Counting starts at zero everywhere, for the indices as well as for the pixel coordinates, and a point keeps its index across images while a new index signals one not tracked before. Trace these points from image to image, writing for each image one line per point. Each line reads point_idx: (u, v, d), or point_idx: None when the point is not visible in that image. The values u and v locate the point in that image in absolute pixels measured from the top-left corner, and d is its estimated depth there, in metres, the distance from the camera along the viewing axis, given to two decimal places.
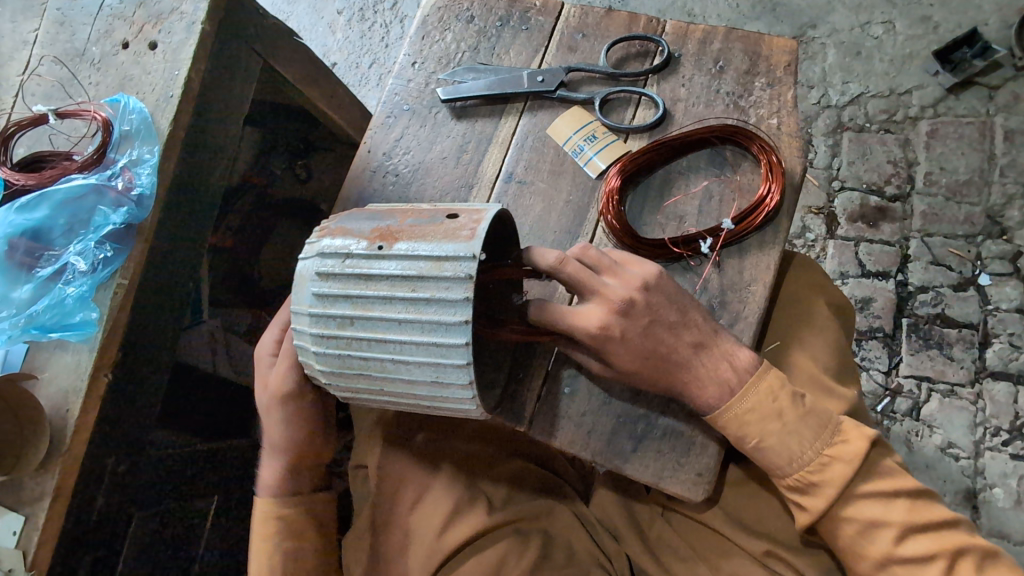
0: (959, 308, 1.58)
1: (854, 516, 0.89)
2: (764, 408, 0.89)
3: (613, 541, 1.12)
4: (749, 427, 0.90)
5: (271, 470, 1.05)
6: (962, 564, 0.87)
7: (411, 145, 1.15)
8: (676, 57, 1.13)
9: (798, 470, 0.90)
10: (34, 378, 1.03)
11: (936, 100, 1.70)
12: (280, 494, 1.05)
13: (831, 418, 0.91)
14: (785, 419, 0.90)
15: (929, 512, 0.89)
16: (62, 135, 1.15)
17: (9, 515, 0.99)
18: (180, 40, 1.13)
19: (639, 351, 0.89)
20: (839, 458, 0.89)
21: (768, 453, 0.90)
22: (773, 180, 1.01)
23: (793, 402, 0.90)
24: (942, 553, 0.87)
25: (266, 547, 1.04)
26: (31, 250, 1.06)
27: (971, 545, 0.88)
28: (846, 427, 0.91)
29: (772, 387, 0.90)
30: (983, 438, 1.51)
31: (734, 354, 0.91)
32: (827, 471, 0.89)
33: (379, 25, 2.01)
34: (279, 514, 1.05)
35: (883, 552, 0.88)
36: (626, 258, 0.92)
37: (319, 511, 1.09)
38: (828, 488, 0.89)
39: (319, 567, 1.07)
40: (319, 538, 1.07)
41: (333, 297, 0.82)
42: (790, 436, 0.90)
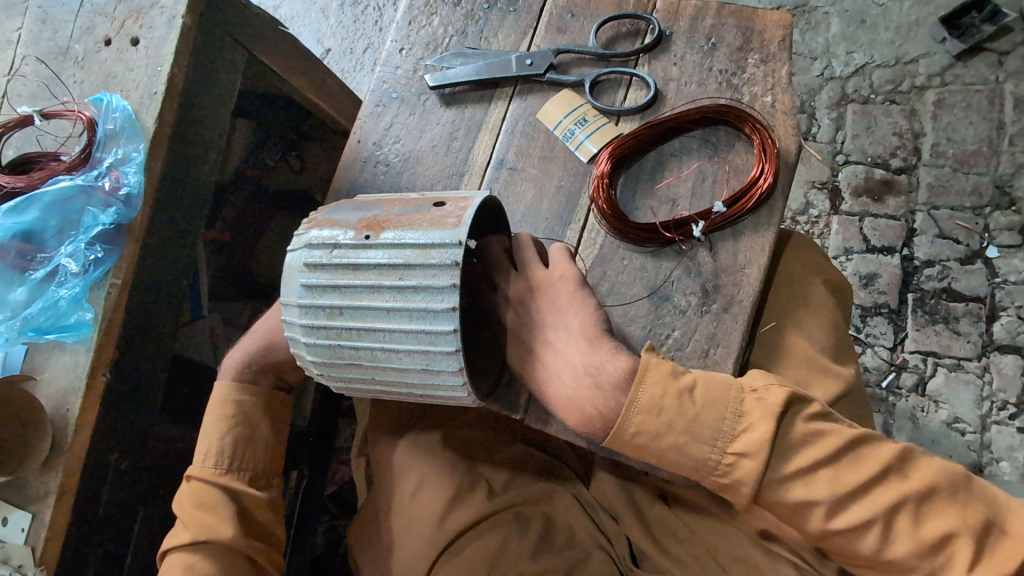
0: (966, 282, 1.56)
1: (781, 501, 0.80)
2: (650, 426, 0.82)
3: (612, 522, 1.13)
4: (645, 447, 0.84)
5: (242, 355, 1.05)
6: (897, 519, 0.76)
7: (401, 134, 1.14)
8: (667, 35, 1.10)
9: (707, 475, 0.82)
10: (33, 379, 1.05)
11: (943, 68, 1.65)
12: (242, 380, 1.04)
13: (728, 408, 0.81)
14: (678, 429, 0.82)
15: (851, 474, 0.77)
16: (49, 135, 1.15)
17: (18, 513, 1.02)
18: (162, 35, 1.12)
19: (523, 349, 0.94)
20: (743, 455, 0.80)
21: (674, 466, 0.84)
22: (766, 160, 0.99)
23: (680, 405, 0.82)
24: (876, 517, 0.76)
25: (218, 427, 1.02)
26: (23, 251, 1.07)
27: (901, 496, 0.76)
28: (748, 413, 0.80)
29: (653, 400, 0.82)
30: (990, 412, 1.49)
31: (604, 369, 0.86)
32: (737, 471, 0.80)
33: (372, 8, 1.98)
34: (236, 399, 1.03)
35: (820, 528, 0.79)
36: (558, 258, 0.94)
37: (278, 409, 1.07)
38: (744, 489, 0.80)
39: (262, 460, 1.04)
40: (272, 432, 1.06)
41: (321, 288, 0.82)
42: (687, 444, 0.82)
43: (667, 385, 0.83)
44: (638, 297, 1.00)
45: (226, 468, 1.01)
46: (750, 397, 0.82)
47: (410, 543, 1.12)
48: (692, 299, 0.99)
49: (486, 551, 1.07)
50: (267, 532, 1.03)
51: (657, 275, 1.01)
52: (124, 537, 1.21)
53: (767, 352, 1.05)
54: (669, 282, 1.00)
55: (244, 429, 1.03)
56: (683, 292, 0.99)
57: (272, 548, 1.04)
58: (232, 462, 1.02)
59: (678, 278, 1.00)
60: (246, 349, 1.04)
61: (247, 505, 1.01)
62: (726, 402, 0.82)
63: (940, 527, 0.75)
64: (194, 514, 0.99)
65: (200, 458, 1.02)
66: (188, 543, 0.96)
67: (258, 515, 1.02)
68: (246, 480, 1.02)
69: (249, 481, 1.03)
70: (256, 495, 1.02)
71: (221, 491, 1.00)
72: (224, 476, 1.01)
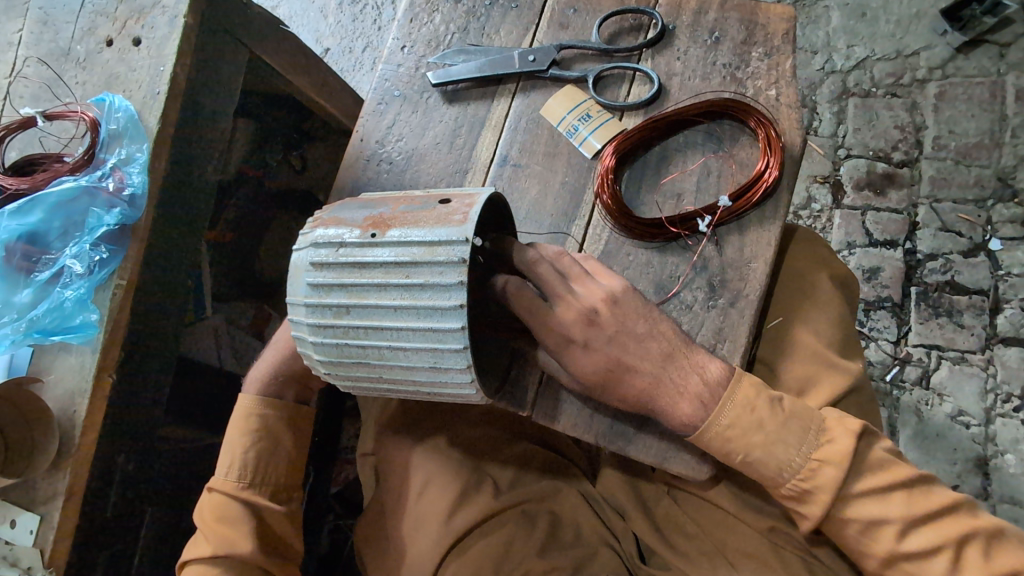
0: (969, 275, 1.55)
1: (853, 517, 0.85)
2: (743, 422, 0.87)
3: (620, 520, 1.13)
4: (733, 443, 0.87)
5: (267, 367, 1.04)
6: (967, 550, 0.82)
7: (403, 132, 1.14)
8: (670, 30, 1.09)
9: (789, 478, 0.87)
10: (40, 381, 1.05)
11: (945, 60, 1.65)
12: (267, 393, 1.04)
13: (813, 418, 0.88)
14: (767, 429, 0.87)
15: (927, 502, 0.84)
16: (52, 137, 1.14)
17: (26, 515, 1.02)
18: (163, 35, 1.11)
19: (603, 362, 0.89)
20: (827, 462, 0.85)
21: (756, 466, 0.87)
22: (772, 154, 0.99)
23: (771, 410, 0.87)
24: (945, 543, 0.82)
25: (242, 440, 1.02)
26: (28, 253, 1.07)
27: (974, 531, 0.82)
28: (830, 426, 0.87)
29: (748, 398, 0.88)
30: (994, 405, 1.49)
31: (705, 368, 0.89)
32: (818, 477, 0.85)
33: (371, 7, 1.98)
34: (260, 413, 1.03)
35: (888, 549, 0.84)
36: (598, 268, 0.93)
37: (301, 422, 1.07)
38: (819, 495, 0.86)
39: (285, 474, 1.04)
40: (294, 449, 1.06)
41: (327, 286, 0.82)
42: (776, 446, 0.86)
43: (760, 389, 0.88)
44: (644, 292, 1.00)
45: (248, 483, 1.01)
46: (834, 417, 0.88)
47: (417, 541, 1.12)
48: (699, 294, 0.98)
49: (495, 549, 1.07)
50: (285, 545, 1.03)
51: (663, 271, 1.00)
52: (132, 538, 1.21)
53: (774, 346, 1.05)
54: (676, 277, 1.00)
55: (269, 442, 1.03)
56: (690, 287, 0.99)
57: (288, 560, 1.04)
58: (255, 476, 1.02)
59: (684, 273, 1.00)
60: (271, 362, 1.04)
61: (267, 518, 1.01)
62: (812, 414, 0.88)
63: (1009, 565, 0.81)
64: (214, 527, 0.99)
65: (222, 470, 1.02)
66: (207, 557, 0.96)
67: (277, 528, 1.02)
68: (268, 494, 1.03)
69: (270, 496, 1.03)
70: (276, 508, 1.02)
71: (244, 504, 1.00)
72: (247, 492, 1.01)
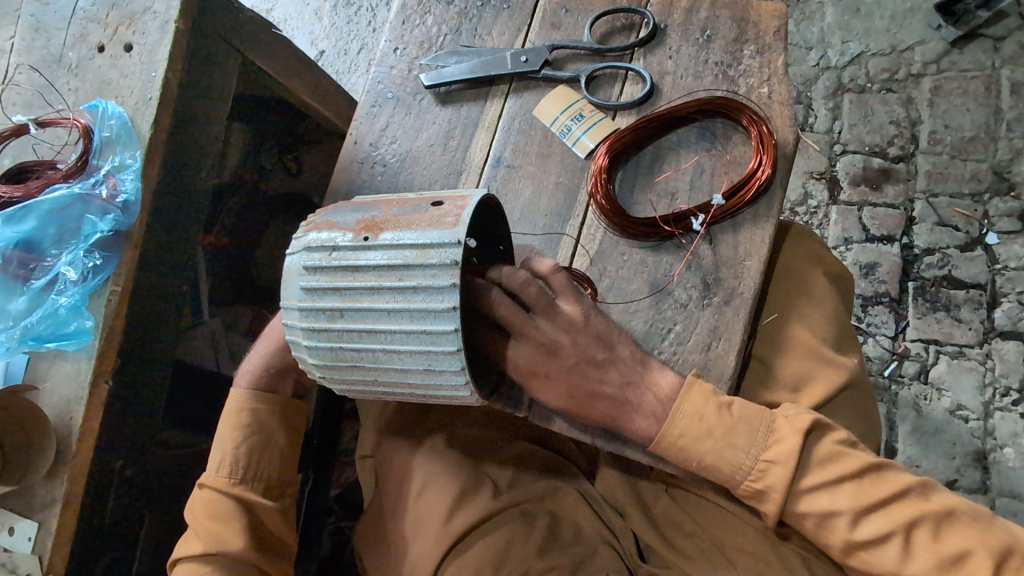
0: (967, 269, 1.55)
1: (808, 510, 0.86)
2: (692, 431, 0.89)
3: (618, 517, 1.14)
4: (687, 451, 0.90)
5: (260, 362, 1.04)
6: (917, 533, 0.83)
7: (397, 133, 1.14)
8: (662, 28, 1.09)
9: (742, 479, 0.89)
10: (36, 389, 1.05)
11: (940, 55, 1.65)
12: (258, 389, 1.04)
13: (761, 419, 0.89)
14: (716, 435, 0.88)
15: (875, 489, 0.84)
16: (44, 144, 1.14)
17: (25, 522, 1.03)
18: (155, 40, 1.11)
19: (565, 390, 0.92)
20: (775, 462, 0.87)
21: (712, 471, 0.89)
22: (764, 152, 0.99)
23: (719, 415, 0.88)
24: (893, 531, 0.83)
25: (233, 436, 1.02)
26: (25, 260, 1.07)
27: (922, 516, 0.82)
28: (778, 425, 0.88)
29: (695, 407, 0.89)
30: (993, 399, 1.49)
31: (656, 384, 0.91)
32: (769, 476, 0.87)
33: (365, 9, 1.97)
34: (252, 408, 1.03)
35: (844, 538, 0.85)
36: (563, 290, 0.90)
37: (295, 419, 1.07)
38: (773, 494, 0.87)
39: (276, 469, 1.04)
40: (287, 445, 1.06)
41: (322, 290, 0.82)
42: (726, 450, 0.88)
43: (710, 396, 0.90)
44: (637, 291, 1.00)
45: (239, 479, 1.02)
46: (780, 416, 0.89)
47: (418, 543, 1.12)
48: (694, 292, 0.99)
49: (493, 549, 1.07)
50: (279, 543, 1.04)
51: (657, 271, 1.00)
52: (132, 543, 1.21)
53: (768, 343, 1.05)
54: (671, 283, 1.00)
55: (261, 437, 1.03)
56: (685, 287, 0.99)
57: (283, 557, 1.04)
58: (246, 473, 1.02)
59: (679, 273, 1.00)
60: (262, 357, 1.04)
61: (259, 516, 1.02)
62: (761, 415, 0.89)
63: (960, 545, 0.81)
64: (205, 524, 0.99)
65: (213, 466, 1.03)
66: (199, 554, 0.97)
67: (271, 526, 1.03)
68: (259, 490, 1.03)
69: (262, 492, 1.03)
70: (269, 506, 1.02)
71: (235, 502, 1.00)
72: (239, 487, 1.02)
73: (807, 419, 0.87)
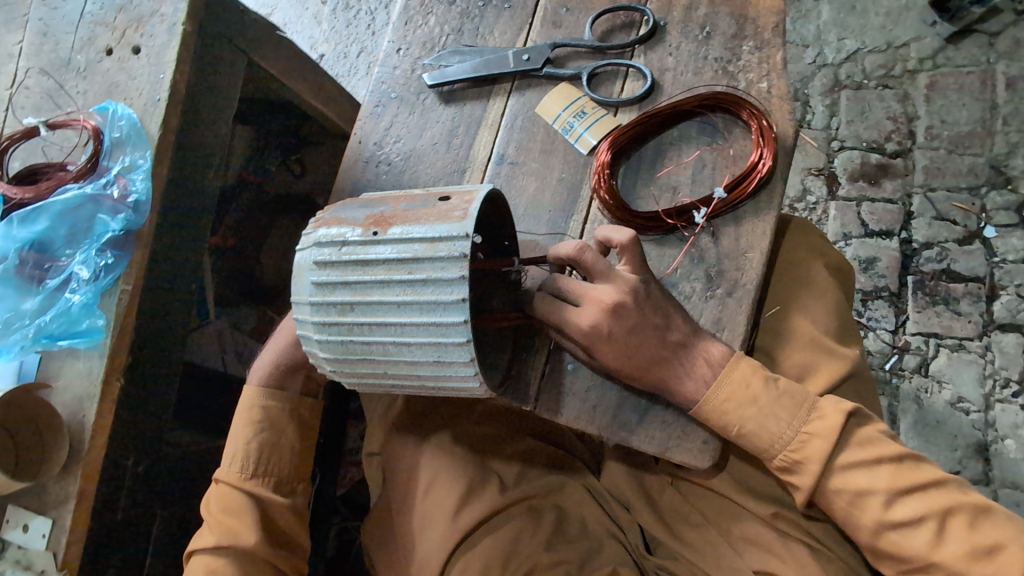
0: (965, 263, 1.57)
1: (840, 488, 0.90)
2: (738, 397, 0.91)
3: (623, 511, 1.15)
4: (729, 415, 0.92)
5: (271, 359, 1.05)
6: (952, 523, 0.86)
7: (401, 132, 1.15)
8: (662, 26, 1.11)
9: (780, 450, 0.92)
10: (48, 387, 1.06)
11: (935, 51, 1.67)
12: (269, 386, 1.05)
13: (805, 396, 0.92)
14: (761, 403, 0.91)
15: (914, 474, 0.88)
16: (54, 146, 1.16)
17: (38, 519, 1.04)
18: (163, 42, 1.13)
19: (624, 351, 0.90)
20: (816, 434, 0.90)
21: (751, 438, 0.92)
22: (764, 145, 1.00)
23: (765, 387, 0.92)
24: (930, 515, 0.86)
25: (245, 432, 1.04)
26: (38, 262, 1.08)
27: (961, 504, 0.86)
28: (822, 404, 0.92)
29: (744, 376, 0.92)
30: (993, 391, 1.51)
31: (709, 351, 0.92)
32: (807, 448, 0.91)
33: (364, 12, 1.99)
34: (264, 404, 1.05)
35: (875, 518, 0.88)
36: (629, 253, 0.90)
37: (306, 415, 1.08)
38: (809, 466, 0.91)
39: (288, 466, 1.05)
40: (297, 440, 1.07)
41: (332, 284, 0.83)
42: (769, 419, 0.92)
43: (758, 369, 0.93)
44: None
45: (251, 474, 1.03)
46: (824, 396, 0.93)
47: (426, 536, 1.13)
48: (697, 285, 1.00)
49: (501, 542, 1.09)
50: (291, 540, 1.05)
51: (659, 263, 1.02)
52: (142, 542, 1.22)
53: (770, 334, 1.06)
54: (673, 271, 1.01)
55: (273, 435, 1.05)
56: (688, 279, 1.00)
57: (294, 555, 1.05)
58: (257, 468, 1.03)
59: (682, 265, 1.01)
60: (273, 352, 1.05)
61: (271, 511, 1.03)
62: (805, 394, 0.92)
63: (992, 538, 0.84)
64: (221, 519, 1.01)
65: (228, 462, 1.04)
66: (212, 548, 0.98)
67: (280, 520, 1.03)
68: (271, 486, 1.04)
69: (274, 488, 1.04)
70: (280, 501, 1.03)
71: (247, 497, 1.01)
72: (250, 483, 1.03)
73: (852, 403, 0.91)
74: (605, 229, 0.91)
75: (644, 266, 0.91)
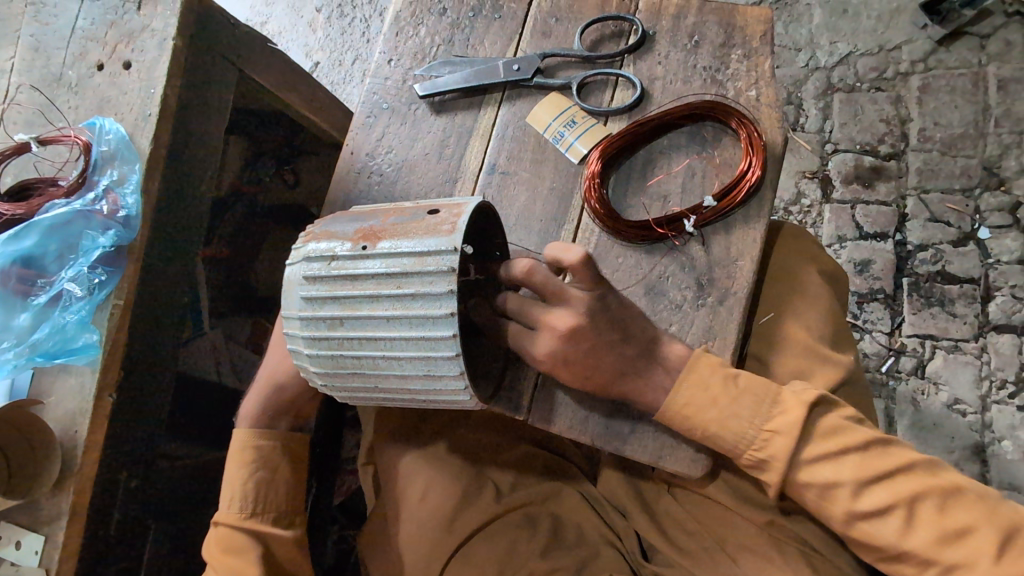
0: (959, 264, 1.57)
1: (809, 481, 0.90)
2: (698, 400, 0.91)
3: (621, 519, 1.14)
4: (691, 419, 0.92)
5: (256, 405, 1.06)
6: (921, 507, 0.86)
7: (393, 143, 1.16)
8: (651, 35, 1.11)
9: (745, 449, 0.91)
10: (40, 403, 1.06)
11: (927, 53, 1.67)
12: (259, 425, 1.06)
13: (767, 391, 0.91)
14: (721, 404, 0.91)
15: (881, 462, 0.88)
16: (46, 161, 1.16)
17: (31, 536, 1.04)
18: (154, 57, 1.13)
19: (582, 371, 0.91)
20: (778, 432, 0.90)
21: (716, 440, 0.92)
22: (753, 154, 1.01)
23: (725, 387, 0.91)
24: (895, 503, 0.86)
25: (240, 473, 1.04)
26: (24, 277, 1.07)
27: (927, 490, 0.86)
28: (783, 397, 0.91)
29: (702, 377, 0.91)
30: (989, 392, 1.51)
31: (667, 351, 0.93)
32: (771, 446, 0.90)
33: (358, 20, 2.00)
34: (256, 445, 1.05)
35: (845, 509, 0.88)
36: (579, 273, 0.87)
37: (296, 449, 1.09)
38: (775, 463, 0.90)
39: (286, 501, 1.06)
40: (292, 474, 1.07)
41: (321, 299, 0.84)
42: (730, 419, 0.91)
43: (717, 367, 0.92)
44: (634, 294, 1.02)
45: (250, 513, 1.03)
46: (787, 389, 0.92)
47: (416, 550, 1.13)
48: (688, 293, 1.00)
49: (496, 554, 1.09)
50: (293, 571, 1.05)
51: (653, 272, 1.02)
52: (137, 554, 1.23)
53: (762, 340, 1.06)
54: (666, 279, 1.01)
55: (268, 472, 1.05)
56: (679, 287, 1.01)
57: None
58: (255, 506, 1.03)
59: (674, 274, 1.01)
60: (259, 394, 1.06)
61: (272, 546, 1.03)
62: (768, 388, 0.92)
63: (963, 521, 0.84)
64: (222, 559, 1.01)
65: (225, 503, 1.04)
66: None
67: (282, 553, 1.04)
68: (270, 522, 1.04)
69: (272, 521, 1.05)
70: (281, 535, 1.04)
71: (248, 535, 1.02)
72: (249, 522, 1.03)
73: (813, 394, 0.91)
74: (554, 249, 0.87)
75: (599, 281, 0.89)
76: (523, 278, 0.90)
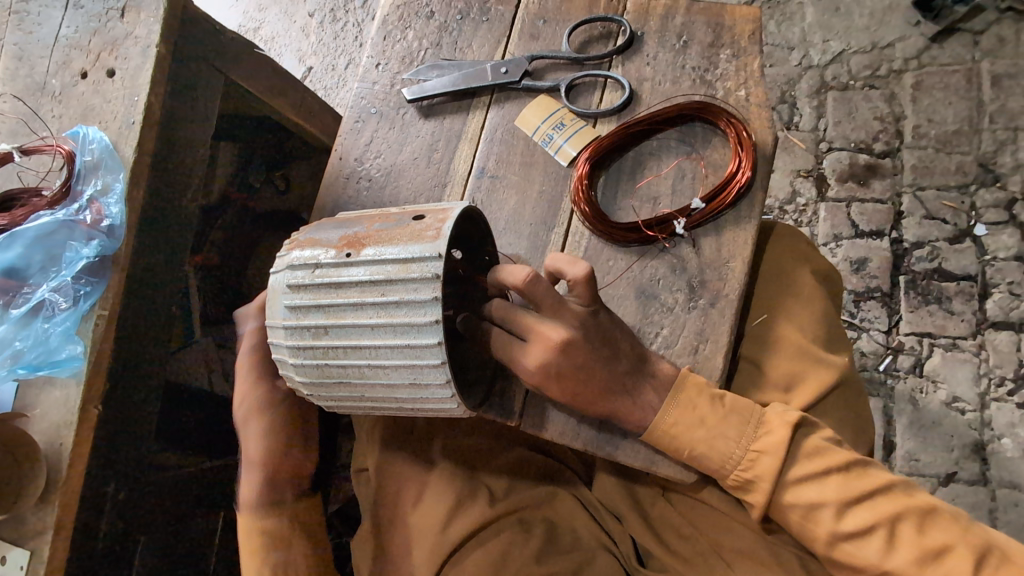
0: (955, 262, 1.56)
1: (794, 500, 0.89)
2: (686, 419, 0.90)
3: (615, 522, 1.14)
4: (677, 438, 0.91)
5: (255, 485, 1.02)
6: (901, 529, 0.86)
7: (381, 148, 1.15)
8: (639, 36, 1.11)
9: (731, 469, 0.91)
10: (26, 416, 1.05)
11: (919, 50, 1.67)
12: (260, 502, 1.03)
13: (751, 413, 0.91)
14: (708, 424, 0.90)
15: (861, 483, 0.87)
16: (30, 171, 1.15)
17: (17, 551, 1.03)
18: (137, 65, 1.12)
19: (574, 383, 0.88)
20: (767, 451, 0.89)
21: (701, 460, 0.91)
22: (743, 155, 1.00)
23: (711, 406, 0.90)
24: (877, 524, 0.86)
25: (256, 561, 1.00)
26: (3, 287, 1.06)
27: (903, 510, 0.86)
28: (768, 418, 0.91)
29: (688, 398, 0.91)
30: (988, 389, 1.49)
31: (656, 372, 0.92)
32: (758, 465, 0.89)
33: (351, 24, 1.99)
34: (264, 523, 1.01)
35: (828, 531, 0.88)
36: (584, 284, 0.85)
37: (307, 518, 1.05)
38: (761, 484, 0.89)
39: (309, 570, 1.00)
40: (308, 543, 1.03)
41: (305, 308, 0.83)
42: (716, 439, 0.90)
43: (703, 388, 0.91)
44: (624, 297, 1.00)
45: None
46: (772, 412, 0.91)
47: (411, 555, 1.13)
48: (679, 296, 0.99)
49: (490, 556, 1.07)
50: None
51: (642, 275, 1.01)
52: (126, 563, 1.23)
53: (755, 341, 1.05)
54: (657, 282, 1.00)
55: (283, 548, 1.01)
56: (670, 289, 1.00)
57: None
58: None
59: (666, 277, 1.00)
60: (254, 470, 1.03)
61: None
62: (751, 410, 0.91)
63: (942, 540, 0.84)
64: None
65: None
66: None
67: None
68: None
69: None
70: None
71: None
72: None
73: (795, 413, 0.91)
74: (558, 260, 0.86)
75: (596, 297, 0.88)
76: (521, 285, 0.84)
